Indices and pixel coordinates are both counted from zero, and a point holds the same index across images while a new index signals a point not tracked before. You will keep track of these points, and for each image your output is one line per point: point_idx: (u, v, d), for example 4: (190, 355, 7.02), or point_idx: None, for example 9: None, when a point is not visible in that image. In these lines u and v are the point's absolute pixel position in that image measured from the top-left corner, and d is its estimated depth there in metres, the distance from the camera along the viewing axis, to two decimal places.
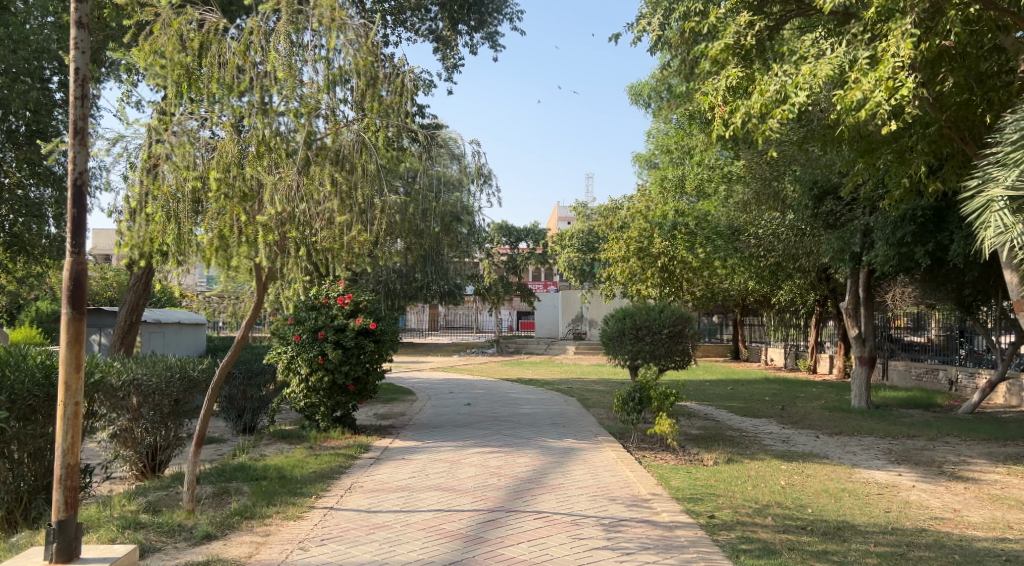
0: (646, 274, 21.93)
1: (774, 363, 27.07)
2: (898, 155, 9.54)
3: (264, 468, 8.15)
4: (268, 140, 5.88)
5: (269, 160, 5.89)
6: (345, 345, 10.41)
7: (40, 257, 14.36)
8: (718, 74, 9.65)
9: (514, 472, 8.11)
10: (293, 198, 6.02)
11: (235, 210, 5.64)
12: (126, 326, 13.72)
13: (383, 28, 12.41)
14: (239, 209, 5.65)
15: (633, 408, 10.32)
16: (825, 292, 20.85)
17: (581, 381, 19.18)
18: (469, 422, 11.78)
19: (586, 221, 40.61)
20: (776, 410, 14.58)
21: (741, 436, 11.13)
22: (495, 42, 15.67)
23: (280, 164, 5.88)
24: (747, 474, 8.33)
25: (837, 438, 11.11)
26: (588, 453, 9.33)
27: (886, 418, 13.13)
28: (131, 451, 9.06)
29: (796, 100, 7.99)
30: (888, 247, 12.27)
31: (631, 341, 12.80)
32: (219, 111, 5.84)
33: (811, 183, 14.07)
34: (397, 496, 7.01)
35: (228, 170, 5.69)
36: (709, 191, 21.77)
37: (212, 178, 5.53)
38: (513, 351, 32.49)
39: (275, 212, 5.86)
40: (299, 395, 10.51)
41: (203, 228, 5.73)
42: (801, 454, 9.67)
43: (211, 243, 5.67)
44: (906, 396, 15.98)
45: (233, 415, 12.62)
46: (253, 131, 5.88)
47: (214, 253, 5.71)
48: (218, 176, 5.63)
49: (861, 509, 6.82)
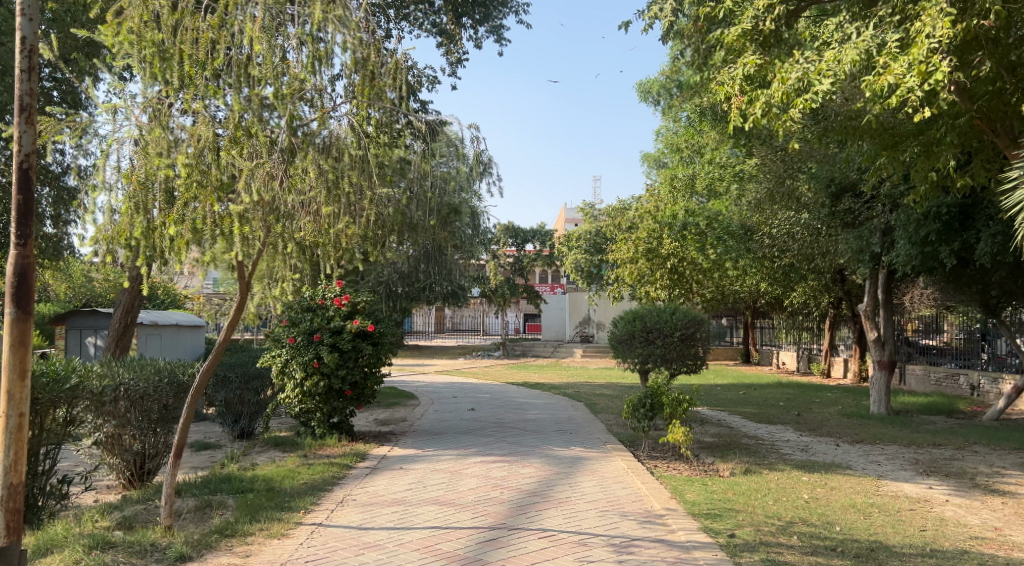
0: (655, 275, 20.95)
1: (786, 367, 26.52)
2: (925, 148, 8.98)
3: (253, 479, 7.68)
4: (247, 126, 5.40)
5: (249, 145, 5.41)
6: (341, 348, 9.91)
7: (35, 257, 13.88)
8: (734, 62, 9.20)
9: (517, 484, 7.62)
10: (271, 188, 5.59)
11: (209, 201, 5.17)
12: (120, 328, 13.22)
13: (386, 20, 11.96)
14: (213, 198, 5.20)
15: (644, 415, 9.81)
16: (840, 293, 20.23)
17: (589, 385, 18.68)
18: (472, 428, 11.30)
19: (593, 222, 40.18)
20: (792, 416, 14.04)
21: (758, 444, 10.60)
22: (501, 36, 15.23)
23: (262, 154, 5.40)
24: (767, 487, 7.82)
25: (859, 447, 10.58)
26: (597, 462, 8.83)
27: (908, 425, 12.58)
28: (118, 459, 8.62)
29: (821, 88, 7.43)
30: (911, 246, 11.77)
31: (641, 344, 12.33)
32: (192, 94, 5.34)
33: (828, 181, 13.64)
34: (393, 511, 6.53)
35: (200, 159, 5.25)
36: (720, 191, 21.31)
37: (183, 164, 5.09)
38: (519, 354, 32.01)
39: (254, 204, 5.42)
40: (294, 400, 9.97)
41: (171, 220, 5.17)
42: (823, 464, 9.14)
43: (180, 238, 5.11)
44: (926, 401, 15.43)
45: (230, 420, 12.26)
46: (230, 115, 5.41)
47: (185, 248, 5.19)
48: (189, 163, 5.17)
49: (893, 528, 6.31)
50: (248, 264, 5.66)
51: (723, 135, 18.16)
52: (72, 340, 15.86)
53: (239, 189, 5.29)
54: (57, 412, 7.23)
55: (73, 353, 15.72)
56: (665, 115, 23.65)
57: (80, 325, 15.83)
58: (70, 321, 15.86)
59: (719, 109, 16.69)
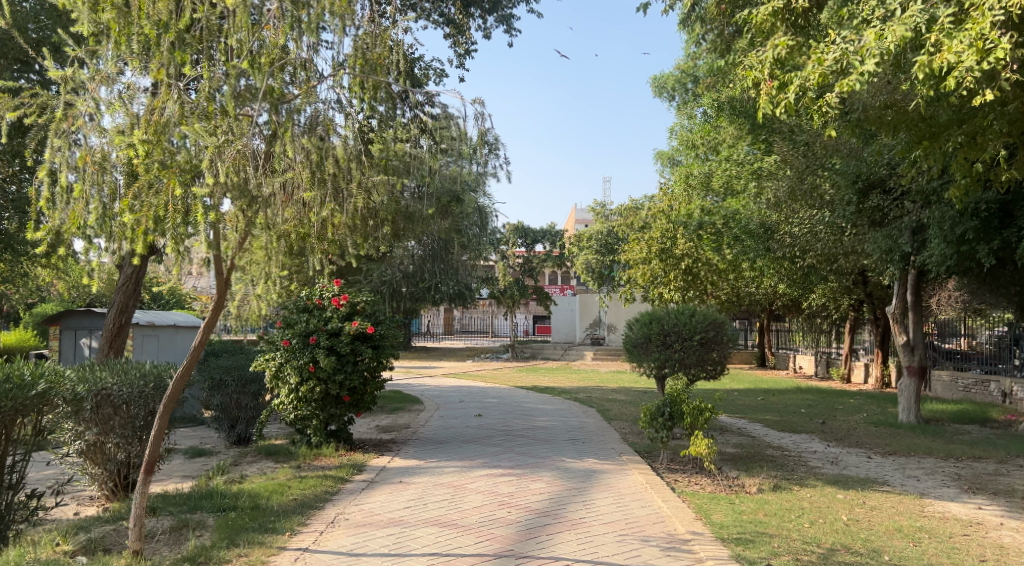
0: (668, 276, 20.58)
1: (803, 371, 25.77)
2: (970, 138, 8.26)
3: (238, 494, 7.03)
4: (220, 101, 4.97)
5: (222, 123, 4.93)
6: (339, 351, 9.29)
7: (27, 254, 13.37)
8: (763, 45, 8.57)
9: (526, 501, 6.95)
10: (241, 168, 5.03)
11: (172, 183, 4.57)
12: (114, 329, 12.53)
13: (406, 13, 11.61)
14: (176, 181, 4.57)
15: (662, 425, 9.13)
16: (862, 296, 19.48)
17: (601, 389, 18.00)
18: (479, 437, 10.67)
19: (605, 222, 39.48)
20: (816, 424, 13.36)
21: (784, 456, 9.90)
22: (510, 26, 14.57)
23: (234, 132, 4.92)
24: (800, 507, 7.14)
25: (893, 459, 9.88)
26: (612, 476, 8.17)
27: (941, 435, 11.86)
28: (99, 468, 7.99)
29: (864, 69, 6.74)
30: (946, 246, 11.04)
31: (658, 348, 11.67)
32: (158, 62, 4.84)
33: (855, 176, 12.87)
34: (388, 533, 5.89)
35: (164, 136, 4.69)
36: (736, 189, 19.96)
37: (138, 140, 4.52)
38: (528, 357, 31.36)
39: (222, 186, 4.85)
40: (288, 406, 9.34)
41: (127, 207, 4.60)
42: (857, 480, 8.45)
43: (137, 227, 4.53)
44: (956, 409, 14.67)
45: (226, 426, 11.62)
46: (202, 87, 4.95)
47: (144, 238, 4.59)
48: (148, 140, 4.61)
49: (950, 558, 5.63)
50: (220, 255, 5.02)
51: (748, 129, 17.41)
52: (66, 342, 15.30)
53: (204, 169, 4.67)
54: (26, 421, 6.61)
55: (67, 355, 15.15)
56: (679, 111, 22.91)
57: (75, 325, 15.27)
58: (65, 321, 15.31)
59: (744, 98, 15.96)
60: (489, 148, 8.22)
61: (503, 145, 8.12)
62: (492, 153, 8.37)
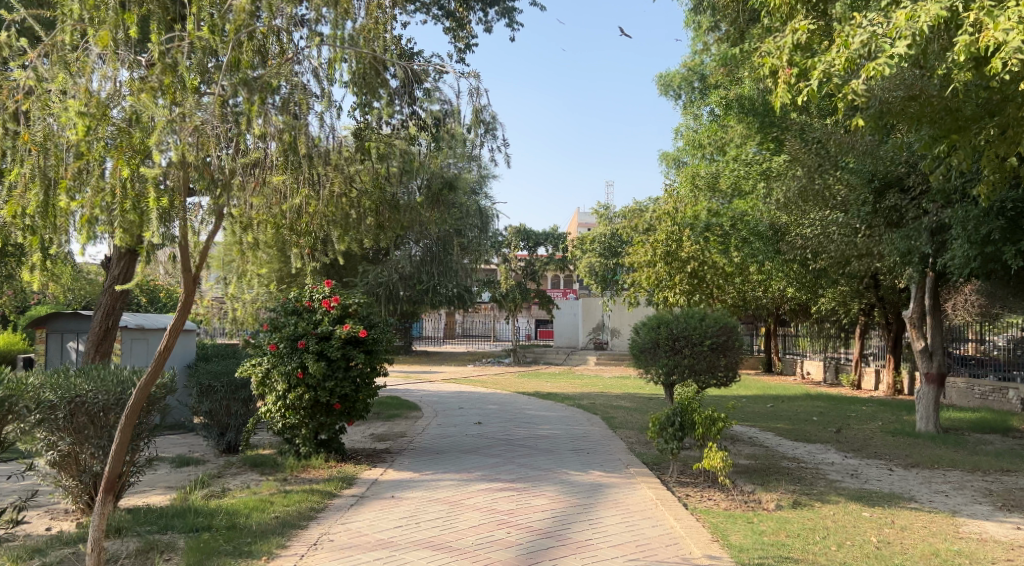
0: (674, 279, 21.34)
1: (811, 377, 25.14)
2: (1003, 129, 7.81)
3: (214, 511, 6.48)
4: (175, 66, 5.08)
5: (178, 96, 5.12)
6: (329, 356, 8.76)
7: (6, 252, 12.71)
8: (781, 30, 8.04)
9: (526, 521, 6.41)
10: (198, 146, 5.18)
11: (120, 170, 4.68)
12: (99, 333, 11.90)
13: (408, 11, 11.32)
14: (123, 161, 4.69)
15: (672, 435, 8.56)
16: (874, 300, 18.89)
17: (605, 395, 17.40)
18: (478, 447, 10.12)
19: (609, 225, 38.96)
20: (830, 433, 12.80)
21: (800, 468, 9.34)
22: (512, 19, 14.05)
23: (186, 107, 5.09)
24: (825, 526, 6.59)
25: (916, 472, 9.32)
26: (620, 491, 7.61)
27: (963, 446, 11.30)
28: (74, 480, 7.42)
29: (896, 52, 6.20)
30: (969, 247, 10.47)
31: (667, 353, 11.14)
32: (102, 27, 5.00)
33: (870, 175, 12.33)
34: (375, 558, 5.34)
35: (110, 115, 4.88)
36: (744, 190, 19.15)
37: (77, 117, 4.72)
38: (530, 362, 30.76)
39: (173, 165, 4.95)
40: (276, 415, 8.81)
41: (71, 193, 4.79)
42: (882, 496, 7.90)
43: (83, 215, 4.67)
44: (975, 418, 14.08)
45: (215, 434, 11.03)
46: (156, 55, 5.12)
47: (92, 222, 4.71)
48: (92, 118, 4.79)
49: None
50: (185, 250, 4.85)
51: (757, 128, 16.95)
52: (53, 346, 14.74)
53: (154, 149, 4.82)
54: None
55: (54, 359, 14.61)
56: (685, 111, 22.13)
57: (62, 329, 14.71)
58: (51, 324, 14.71)
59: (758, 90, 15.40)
60: (485, 127, 7.86)
61: (500, 124, 7.83)
62: (489, 136, 7.91)
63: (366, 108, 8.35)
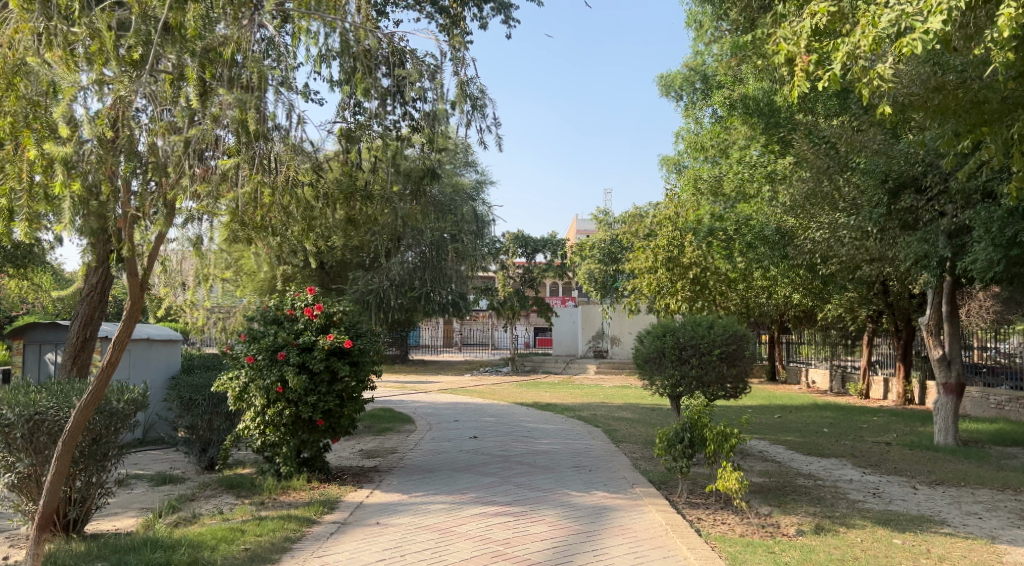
0: (676, 286, 20.38)
1: (817, 386, 24.47)
2: None
3: (176, 543, 5.82)
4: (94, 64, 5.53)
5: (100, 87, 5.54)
6: (311, 369, 8.13)
7: (19, 265, 13.17)
8: (797, 14, 7.43)
9: (524, 552, 5.76)
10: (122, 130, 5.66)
11: (29, 155, 5.15)
12: (77, 344, 10.90)
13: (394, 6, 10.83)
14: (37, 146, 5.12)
15: (681, 453, 7.92)
16: (883, 307, 18.19)
17: (607, 407, 16.71)
18: (473, 464, 9.46)
19: (609, 231, 38.34)
20: (844, 445, 12.20)
21: (818, 487, 8.68)
22: (508, 15, 13.46)
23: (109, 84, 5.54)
24: (856, 556, 5.96)
25: (942, 491, 8.68)
26: (627, 515, 6.97)
27: (987, 460, 10.68)
28: (36, 505, 6.66)
29: (930, 29, 5.63)
30: (992, 249, 9.79)
31: (673, 363, 10.51)
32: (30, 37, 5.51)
33: (883, 175, 11.66)
34: None
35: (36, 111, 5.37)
36: (749, 193, 18.54)
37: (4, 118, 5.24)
38: (528, 371, 30.08)
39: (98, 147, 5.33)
40: (254, 432, 8.20)
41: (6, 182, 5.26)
42: (910, 518, 7.28)
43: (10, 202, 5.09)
44: (994, 430, 13.46)
45: (197, 449, 10.33)
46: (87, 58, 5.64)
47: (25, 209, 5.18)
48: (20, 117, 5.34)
49: None
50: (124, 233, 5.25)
51: (762, 129, 16.43)
52: (31, 357, 14.01)
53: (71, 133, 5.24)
54: None
55: (31, 371, 13.86)
56: (685, 113, 21.46)
57: (39, 339, 13.97)
58: (29, 334, 13.99)
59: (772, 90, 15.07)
60: (472, 103, 7.45)
61: (487, 99, 7.46)
62: (475, 113, 7.47)
63: (357, 107, 7.89)
